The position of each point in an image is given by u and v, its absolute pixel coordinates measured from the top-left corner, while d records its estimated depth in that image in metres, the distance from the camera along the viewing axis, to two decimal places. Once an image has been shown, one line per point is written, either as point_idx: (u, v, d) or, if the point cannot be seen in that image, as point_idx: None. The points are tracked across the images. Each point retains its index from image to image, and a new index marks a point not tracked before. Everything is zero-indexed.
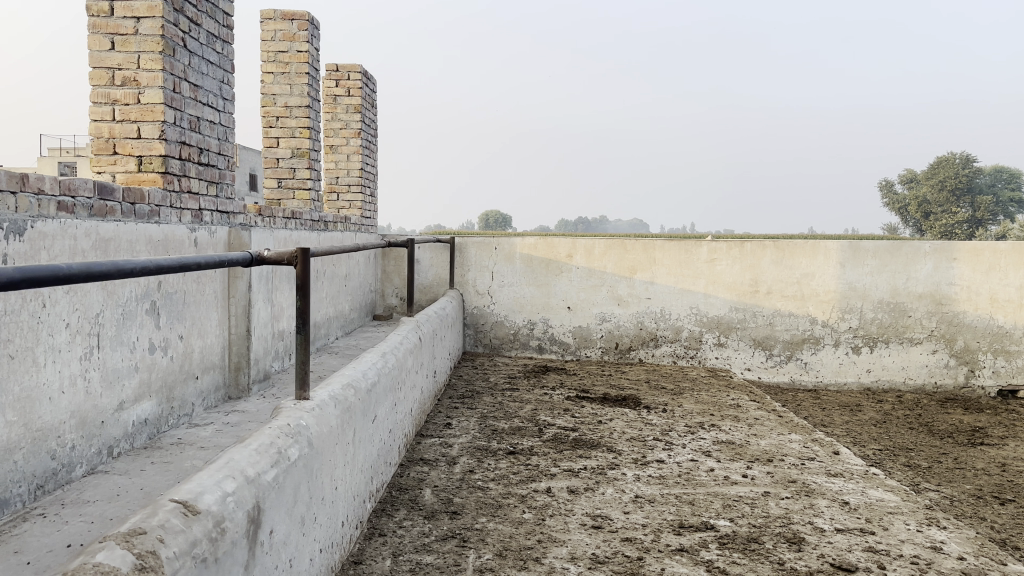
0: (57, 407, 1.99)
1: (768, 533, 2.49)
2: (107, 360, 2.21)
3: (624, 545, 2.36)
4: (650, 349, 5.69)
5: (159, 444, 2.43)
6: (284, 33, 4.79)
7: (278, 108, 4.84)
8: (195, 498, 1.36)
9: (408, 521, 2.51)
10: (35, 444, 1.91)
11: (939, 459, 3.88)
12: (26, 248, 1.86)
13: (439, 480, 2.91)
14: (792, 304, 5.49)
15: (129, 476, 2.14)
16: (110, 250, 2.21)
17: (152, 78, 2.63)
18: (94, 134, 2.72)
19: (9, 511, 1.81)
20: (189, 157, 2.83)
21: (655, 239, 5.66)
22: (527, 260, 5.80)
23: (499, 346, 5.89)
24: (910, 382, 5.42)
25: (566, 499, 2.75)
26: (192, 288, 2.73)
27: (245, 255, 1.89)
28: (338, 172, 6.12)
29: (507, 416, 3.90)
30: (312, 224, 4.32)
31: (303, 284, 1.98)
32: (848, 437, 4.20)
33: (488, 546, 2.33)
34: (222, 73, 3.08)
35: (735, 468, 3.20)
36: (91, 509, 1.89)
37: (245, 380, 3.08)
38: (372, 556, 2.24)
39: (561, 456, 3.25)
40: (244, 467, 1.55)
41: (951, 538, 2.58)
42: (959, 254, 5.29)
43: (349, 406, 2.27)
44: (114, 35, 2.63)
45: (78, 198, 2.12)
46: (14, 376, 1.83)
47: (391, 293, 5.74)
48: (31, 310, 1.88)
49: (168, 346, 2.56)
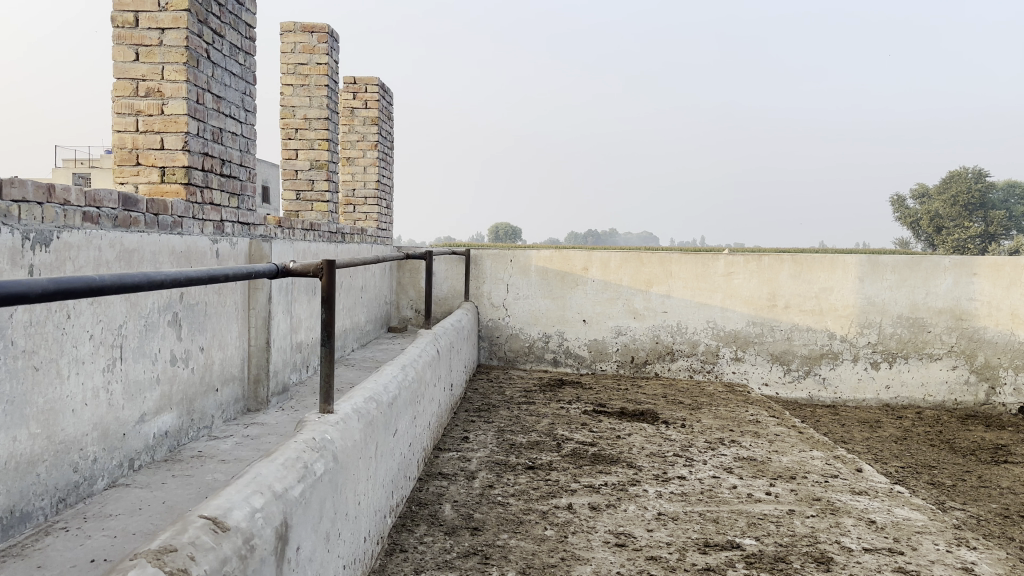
0: (80, 420, 1.98)
1: (795, 553, 2.45)
2: (129, 372, 2.20)
3: (649, 564, 2.32)
4: (666, 363, 5.65)
5: (180, 457, 2.41)
6: (303, 46, 4.78)
7: (297, 120, 4.87)
8: (223, 514, 1.33)
9: (428, 537, 2.48)
10: (57, 457, 1.89)
11: (963, 477, 3.83)
12: (51, 259, 1.85)
13: (458, 495, 2.88)
14: (811, 319, 5.44)
15: (150, 489, 2.12)
16: (134, 261, 2.20)
17: (176, 89, 2.63)
18: (117, 144, 2.71)
19: (32, 525, 1.79)
20: (212, 168, 2.82)
21: (671, 252, 5.63)
22: (542, 273, 5.78)
23: (514, 359, 5.86)
24: (930, 399, 5.36)
25: (588, 516, 2.71)
26: (213, 299, 2.72)
27: (271, 267, 1.87)
28: (355, 184, 6.12)
29: (524, 430, 3.87)
30: (330, 236, 4.32)
31: (328, 296, 1.96)
32: (869, 454, 4.15)
33: (511, 563, 2.29)
34: (244, 85, 3.08)
35: (757, 485, 3.15)
36: (114, 523, 1.87)
37: (264, 393, 3.06)
38: (394, 572, 2.21)
39: (581, 471, 3.22)
40: (272, 482, 1.52)
41: (982, 559, 2.53)
42: (979, 269, 5.24)
43: (372, 420, 2.24)
44: (139, 46, 2.63)
45: (104, 209, 2.10)
46: (38, 387, 1.81)
47: (406, 304, 5.73)
48: (55, 321, 1.87)
49: (189, 358, 2.55)
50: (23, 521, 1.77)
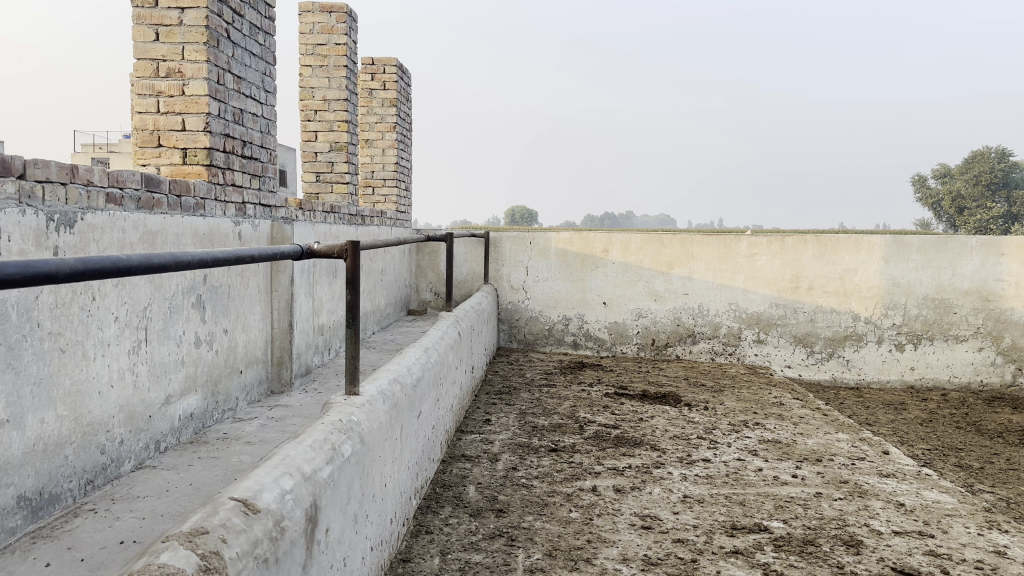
0: (106, 401, 1.97)
1: (824, 536, 2.43)
2: (154, 354, 2.19)
3: (676, 547, 2.30)
4: (687, 345, 5.61)
5: (205, 439, 2.41)
6: (322, 25, 4.76)
7: (316, 101, 4.84)
8: (254, 496, 1.32)
9: (453, 518, 2.47)
10: (84, 439, 1.89)
11: (991, 459, 3.77)
12: (75, 240, 1.84)
13: (482, 477, 2.87)
14: (834, 300, 5.38)
15: (177, 471, 2.12)
16: (157, 244, 2.20)
17: (197, 69, 2.60)
18: (138, 126, 2.70)
19: (60, 506, 1.79)
20: (233, 149, 2.80)
21: (693, 233, 5.55)
22: (562, 255, 5.74)
23: (533, 341, 5.85)
24: (955, 380, 5.29)
25: (613, 498, 2.69)
26: (236, 281, 2.71)
27: (296, 247, 1.85)
28: (373, 166, 6.11)
29: (546, 413, 3.85)
30: (350, 218, 4.31)
31: (352, 277, 1.94)
32: (895, 436, 4.10)
33: (537, 545, 2.28)
34: (264, 65, 3.06)
35: (783, 468, 3.12)
36: (141, 505, 1.86)
37: (288, 375, 3.06)
38: (421, 554, 2.20)
39: (605, 454, 3.19)
40: (301, 464, 1.51)
41: (1014, 542, 2.49)
42: (1007, 249, 5.14)
43: (396, 402, 2.23)
44: (159, 26, 2.62)
45: (127, 190, 2.09)
46: (65, 369, 1.81)
47: (426, 287, 5.72)
48: (81, 303, 1.87)
49: (213, 340, 2.54)
50: (52, 503, 1.77)
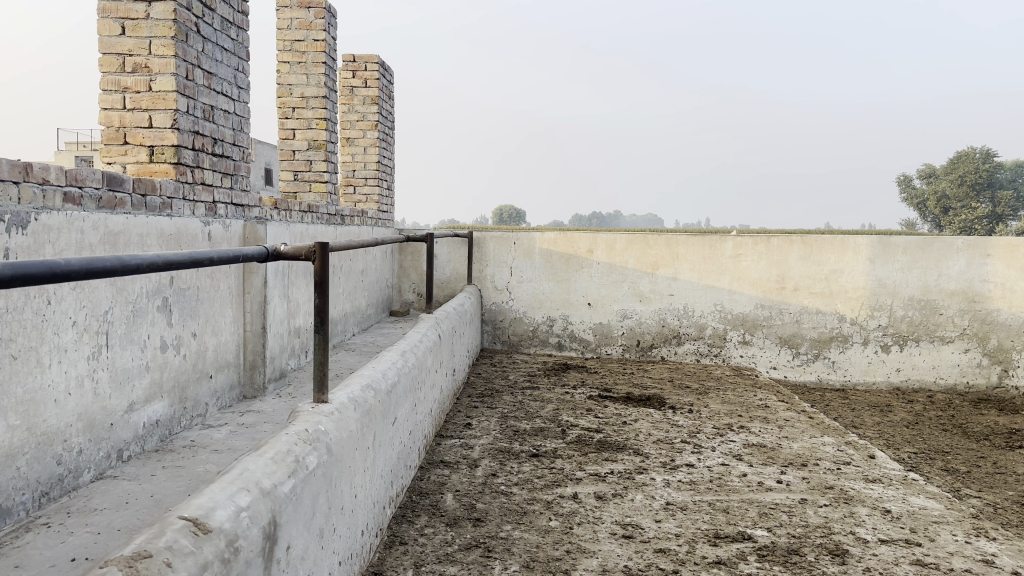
0: (63, 410, 1.89)
1: (809, 545, 2.37)
2: (116, 360, 2.11)
3: (657, 557, 2.24)
4: (673, 346, 5.56)
5: (171, 447, 2.33)
6: (301, 21, 4.66)
7: (294, 99, 4.78)
8: (206, 515, 1.24)
9: (429, 528, 2.40)
10: (39, 450, 1.81)
11: (978, 463, 3.72)
12: (29, 242, 1.76)
13: (460, 484, 2.79)
14: (820, 301, 5.33)
15: (139, 481, 2.03)
16: (120, 245, 2.12)
17: (164, 64, 2.53)
18: (103, 122, 2.62)
19: (12, 521, 1.71)
20: (203, 147, 2.72)
21: (678, 234, 5.50)
22: (547, 256, 5.68)
23: (518, 343, 5.77)
24: (941, 382, 5.26)
25: (594, 506, 2.62)
26: (206, 284, 2.63)
27: (261, 249, 1.77)
28: (355, 164, 6.03)
29: (528, 416, 3.79)
30: (329, 218, 4.23)
31: (320, 280, 1.87)
32: (881, 439, 4.05)
33: (514, 557, 2.21)
34: (236, 60, 2.98)
35: (768, 473, 3.07)
36: (98, 518, 1.78)
37: (260, 379, 2.97)
38: (393, 566, 2.13)
39: (586, 459, 3.13)
40: (260, 478, 1.43)
41: (1003, 550, 2.44)
42: (993, 250, 5.10)
43: (369, 409, 2.15)
44: (125, 20, 2.53)
45: (86, 189, 2.00)
46: (16, 377, 1.72)
47: (408, 288, 5.65)
48: (34, 307, 1.78)
49: (180, 344, 2.46)
50: (3, 517, 1.69)
